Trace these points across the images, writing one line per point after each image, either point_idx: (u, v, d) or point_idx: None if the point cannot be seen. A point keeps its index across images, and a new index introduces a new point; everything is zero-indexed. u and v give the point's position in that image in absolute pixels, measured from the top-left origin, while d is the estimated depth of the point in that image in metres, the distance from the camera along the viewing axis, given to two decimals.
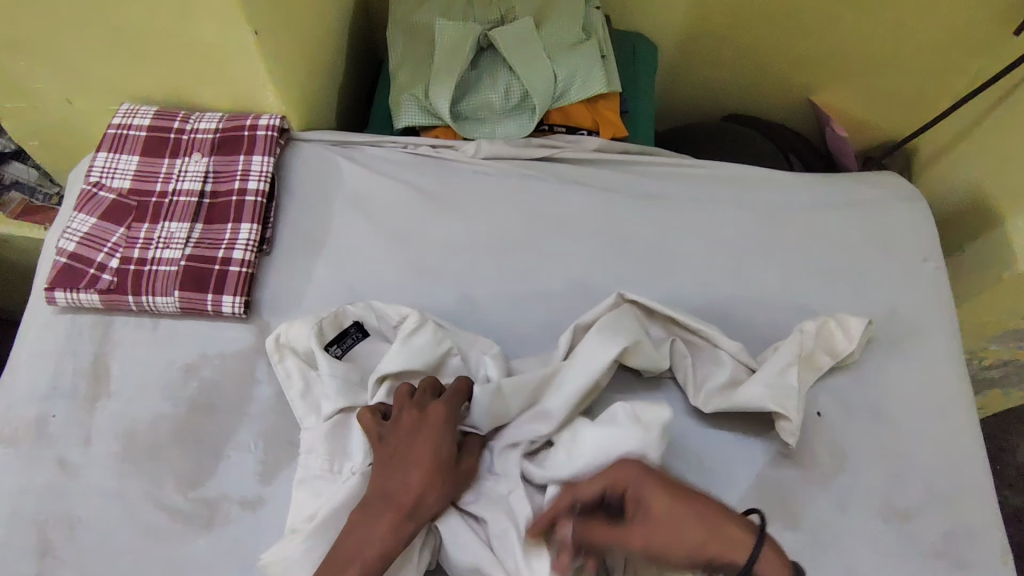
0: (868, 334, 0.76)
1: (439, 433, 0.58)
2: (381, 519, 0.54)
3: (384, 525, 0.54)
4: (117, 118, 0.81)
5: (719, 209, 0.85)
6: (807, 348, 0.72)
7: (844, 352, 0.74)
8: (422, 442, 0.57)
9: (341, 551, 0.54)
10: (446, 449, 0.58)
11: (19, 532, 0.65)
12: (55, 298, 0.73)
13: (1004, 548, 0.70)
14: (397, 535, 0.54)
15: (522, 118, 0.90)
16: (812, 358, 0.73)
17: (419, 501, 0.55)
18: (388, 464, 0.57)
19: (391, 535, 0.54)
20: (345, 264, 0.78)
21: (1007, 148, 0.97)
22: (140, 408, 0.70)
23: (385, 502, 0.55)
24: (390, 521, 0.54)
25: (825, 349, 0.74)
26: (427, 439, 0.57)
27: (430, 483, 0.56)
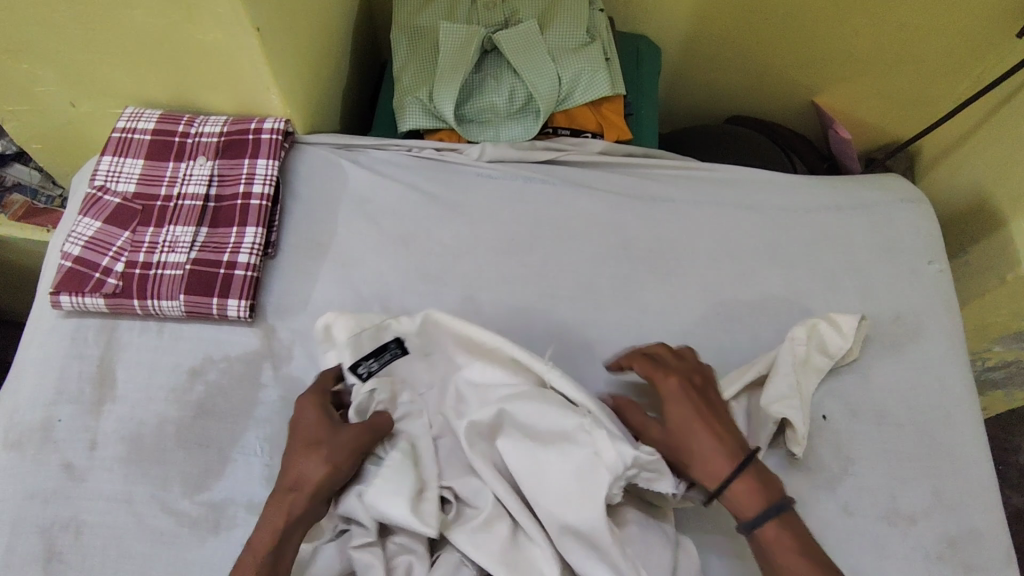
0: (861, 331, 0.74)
1: (311, 401, 0.63)
2: (279, 494, 0.58)
3: (272, 505, 0.57)
4: (122, 122, 0.81)
5: (723, 212, 0.85)
6: (802, 355, 0.71)
7: (837, 352, 0.73)
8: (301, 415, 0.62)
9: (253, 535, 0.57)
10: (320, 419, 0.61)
11: (25, 537, 0.64)
12: (60, 302, 0.73)
13: (1010, 550, 0.70)
14: (284, 503, 0.57)
15: (526, 121, 0.91)
16: (808, 365, 0.72)
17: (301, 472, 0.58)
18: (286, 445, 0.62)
19: (279, 504, 0.57)
20: (350, 267, 0.78)
21: (1011, 151, 0.97)
22: (146, 412, 0.70)
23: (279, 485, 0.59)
24: (276, 499, 0.58)
25: (819, 351, 0.73)
26: (303, 412, 0.62)
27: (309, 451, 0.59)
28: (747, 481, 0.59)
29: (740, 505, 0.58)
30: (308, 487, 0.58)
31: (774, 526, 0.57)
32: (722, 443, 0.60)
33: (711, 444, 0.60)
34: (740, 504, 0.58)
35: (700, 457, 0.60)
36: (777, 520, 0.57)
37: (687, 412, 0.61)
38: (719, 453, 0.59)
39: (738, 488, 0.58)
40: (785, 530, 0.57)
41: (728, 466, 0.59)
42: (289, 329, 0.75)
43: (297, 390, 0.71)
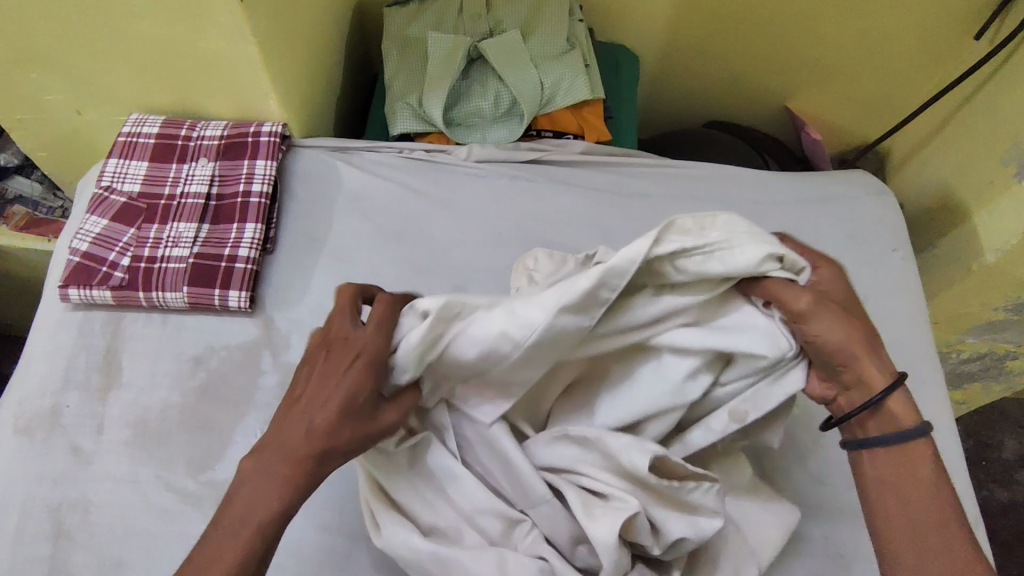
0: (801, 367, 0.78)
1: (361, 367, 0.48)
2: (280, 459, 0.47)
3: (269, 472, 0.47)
4: (127, 127, 0.85)
5: (699, 206, 0.90)
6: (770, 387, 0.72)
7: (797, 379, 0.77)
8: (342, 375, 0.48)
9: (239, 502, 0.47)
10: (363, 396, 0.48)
11: (34, 517, 0.67)
12: (68, 295, 0.77)
13: (975, 517, 0.74)
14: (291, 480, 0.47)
15: (512, 124, 0.96)
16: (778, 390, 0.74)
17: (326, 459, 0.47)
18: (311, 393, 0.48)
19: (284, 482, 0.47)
20: (345, 261, 0.82)
21: (973, 147, 1.03)
22: (151, 398, 0.73)
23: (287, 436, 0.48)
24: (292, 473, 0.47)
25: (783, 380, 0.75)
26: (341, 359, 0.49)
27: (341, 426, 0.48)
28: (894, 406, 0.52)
29: (870, 425, 0.53)
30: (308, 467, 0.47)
31: (893, 454, 0.52)
32: (871, 363, 0.51)
33: (853, 362, 0.51)
34: (893, 421, 0.52)
35: (851, 373, 0.52)
36: (905, 448, 0.52)
37: (834, 318, 0.50)
38: (871, 373, 0.51)
39: (886, 407, 0.52)
40: (918, 462, 0.51)
41: (876, 388, 0.51)
42: (287, 320, 0.78)
43: None
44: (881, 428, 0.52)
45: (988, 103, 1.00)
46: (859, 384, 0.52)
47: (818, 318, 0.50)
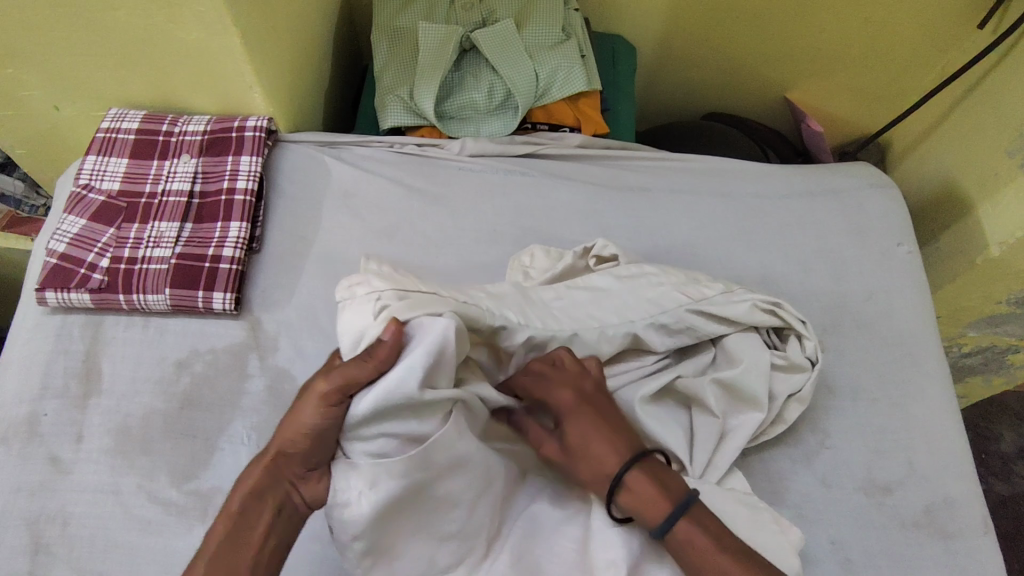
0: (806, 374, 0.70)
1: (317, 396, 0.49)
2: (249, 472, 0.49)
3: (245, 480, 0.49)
4: (106, 122, 0.82)
5: (699, 200, 0.88)
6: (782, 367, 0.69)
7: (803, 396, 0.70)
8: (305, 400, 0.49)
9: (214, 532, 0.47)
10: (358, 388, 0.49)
11: (11, 530, 0.65)
12: (45, 298, 0.74)
13: (985, 518, 0.72)
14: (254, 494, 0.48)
15: (506, 116, 0.93)
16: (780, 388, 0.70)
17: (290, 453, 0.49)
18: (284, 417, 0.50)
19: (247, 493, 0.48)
20: (334, 259, 0.80)
21: (976, 137, 1.00)
22: (133, 405, 0.70)
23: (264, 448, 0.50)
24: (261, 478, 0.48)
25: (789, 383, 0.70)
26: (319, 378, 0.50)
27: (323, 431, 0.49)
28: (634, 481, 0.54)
29: (644, 508, 0.54)
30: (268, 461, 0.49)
31: (683, 526, 0.52)
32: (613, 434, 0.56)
33: (606, 451, 0.55)
34: (644, 510, 0.54)
35: (593, 474, 0.56)
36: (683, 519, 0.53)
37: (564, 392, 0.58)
38: (610, 454, 0.55)
39: (638, 483, 0.54)
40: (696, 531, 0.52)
41: (615, 464, 0.55)
42: (274, 321, 0.75)
43: (284, 380, 0.72)
44: (648, 515, 0.53)
45: (992, 94, 0.98)
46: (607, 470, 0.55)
47: (599, 403, 0.58)
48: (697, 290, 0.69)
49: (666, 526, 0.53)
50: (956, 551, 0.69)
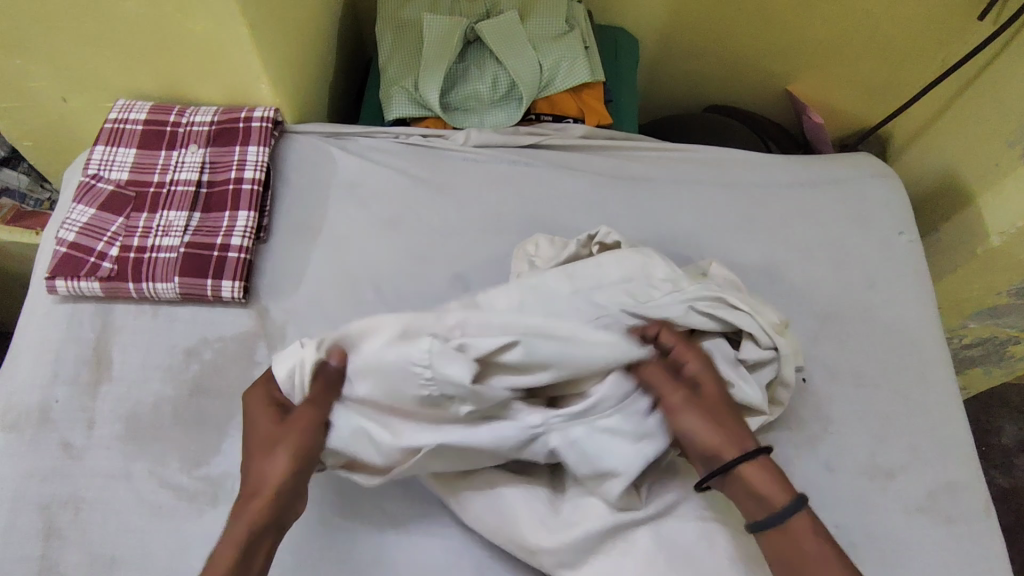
0: (785, 372, 0.68)
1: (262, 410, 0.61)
2: (250, 499, 0.57)
3: (246, 510, 0.56)
4: (113, 114, 0.83)
5: (703, 190, 0.88)
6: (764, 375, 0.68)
7: (783, 394, 0.69)
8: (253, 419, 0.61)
9: (222, 545, 0.55)
10: (273, 419, 0.60)
11: (23, 516, 0.65)
12: (56, 287, 0.74)
13: (987, 502, 0.73)
14: (258, 515, 0.56)
15: (510, 108, 0.94)
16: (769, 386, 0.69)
17: (263, 476, 0.57)
18: (254, 448, 0.59)
19: (254, 514, 0.56)
20: (340, 248, 0.80)
21: (977, 128, 1.01)
22: (143, 392, 0.71)
23: (256, 479, 0.58)
24: (243, 506, 0.56)
25: (777, 383, 0.69)
26: (256, 410, 0.62)
27: (266, 456, 0.58)
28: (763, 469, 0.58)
29: (768, 491, 0.57)
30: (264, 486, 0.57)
31: (803, 519, 0.56)
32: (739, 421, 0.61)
33: (715, 437, 0.59)
34: (769, 493, 0.57)
35: (726, 439, 0.59)
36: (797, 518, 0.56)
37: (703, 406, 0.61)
38: (741, 436, 0.60)
39: (772, 470, 0.58)
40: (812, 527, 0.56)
41: (749, 446, 0.59)
42: (282, 309, 0.76)
43: None
44: (773, 498, 0.57)
45: (993, 85, 0.98)
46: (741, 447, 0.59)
47: (703, 384, 0.62)
48: (646, 293, 0.68)
49: (793, 505, 0.56)
50: (958, 535, 0.70)
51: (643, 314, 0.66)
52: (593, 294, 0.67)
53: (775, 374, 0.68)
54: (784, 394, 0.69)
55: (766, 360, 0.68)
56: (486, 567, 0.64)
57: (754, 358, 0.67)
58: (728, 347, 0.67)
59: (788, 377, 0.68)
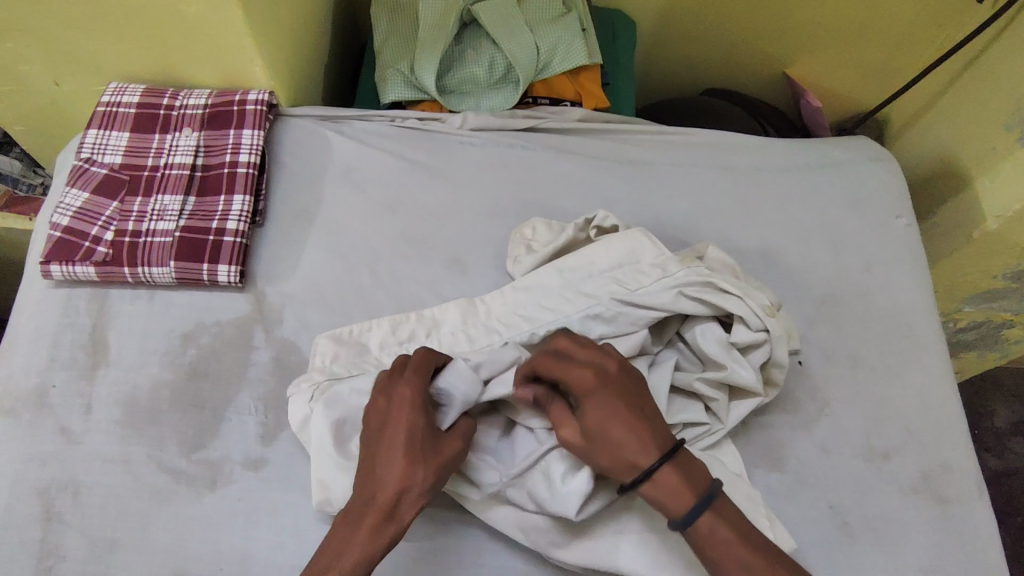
0: (779, 354, 0.67)
1: (402, 415, 0.56)
2: (367, 512, 0.53)
3: (365, 526, 0.53)
4: (106, 97, 0.82)
5: (700, 173, 0.88)
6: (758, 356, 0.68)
7: (779, 375, 0.69)
8: (398, 421, 0.56)
9: (330, 545, 0.53)
10: (426, 432, 0.56)
11: (22, 499, 0.65)
12: (51, 271, 0.74)
13: (980, 484, 0.73)
14: (379, 528, 0.53)
15: (507, 90, 0.93)
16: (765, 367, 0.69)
17: (399, 497, 0.53)
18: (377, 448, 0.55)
19: (373, 529, 0.52)
20: (337, 232, 0.80)
21: (975, 112, 1.01)
22: (140, 376, 0.71)
23: (372, 487, 0.54)
24: (370, 525, 0.53)
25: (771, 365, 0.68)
26: (407, 413, 0.56)
27: (414, 482, 0.53)
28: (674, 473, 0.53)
29: (667, 500, 0.53)
30: (389, 497, 0.53)
31: (704, 518, 0.53)
32: (641, 435, 0.54)
33: (622, 449, 0.54)
34: (669, 502, 0.53)
35: (613, 459, 0.54)
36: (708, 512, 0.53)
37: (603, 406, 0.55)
38: (641, 451, 0.54)
39: (671, 481, 0.53)
40: (719, 523, 0.53)
41: (642, 463, 0.53)
42: (278, 294, 0.76)
43: (289, 351, 0.73)
44: (670, 505, 0.53)
45: (992, 68, 0.98)
46: (633, 461, 0.54)
47: (591, 406, 0.55)
48: (636, 280, 0.70)
49: (687, 519, 0.52)
50: (951, 515, 0.71)
51: (636, 301, 0.68)
52: (582, 285, 0.71)
53: (768, 356, 0.68)
54: (779, 375, 0.69)
55: (759, 343, 0.67)
56: (483, 548, 0.65)
57: (745, 342, 0.66)
58: (720, 329, 0.69)
59: (781, 359, 0.68)
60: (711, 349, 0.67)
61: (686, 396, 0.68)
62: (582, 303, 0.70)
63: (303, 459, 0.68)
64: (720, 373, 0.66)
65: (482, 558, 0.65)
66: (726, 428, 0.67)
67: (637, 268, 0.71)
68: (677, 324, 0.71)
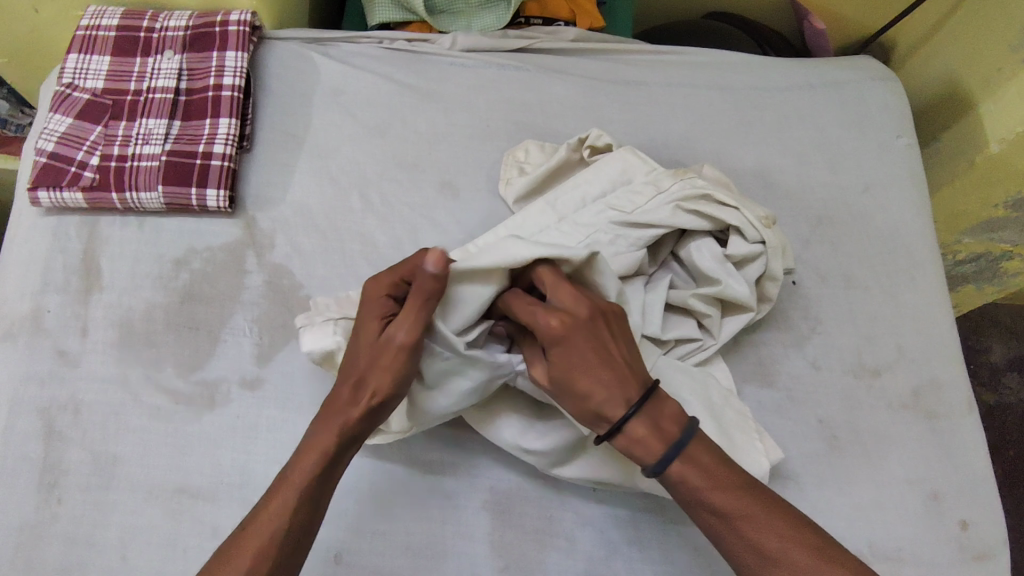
0: (773, 266, 0.68)
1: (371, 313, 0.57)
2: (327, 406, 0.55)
3: (325, 423, 0.54)
4: (85, 20, 0.79)
5: (697, 94, 0.86)
6: (755, 270, 0.68)
7: (773, 290, 0.70)
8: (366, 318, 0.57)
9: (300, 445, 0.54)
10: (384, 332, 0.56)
11: (24, 419, 0.66)
12: (38, 197, 0.73)
13: (969, 399, 0.74)
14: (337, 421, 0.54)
15: (498, 10, 0.90)
16: (761, 281, 0.69)
17: (360, 391, 0.55)
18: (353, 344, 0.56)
19: (333, 422, 0.54)
20: (326, 157, 0.79)
21: (984, 31, 0.97)
22: (134, 300, 0.71)
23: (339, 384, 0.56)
24: (328, 416, 0.54)
25: (767, 279, 0.69)
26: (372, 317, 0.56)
27: (369, 372, 0.55)
28: (643, 417, 0.53)
29: (638, 452, 0.53)
30: (357, 398, 0.55)
31: (679, 464, 0.53)
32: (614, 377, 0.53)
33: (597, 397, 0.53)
34: (641, 450, 0.53)
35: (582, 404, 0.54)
36: (680, 459, 0.53)
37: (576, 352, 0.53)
38: (610, 400, 0.53)
39: (641, 431, 0.53)
40: (690, 469, 0.52)
41: (614, 415, 0.53)
42: (269, 219, 0.75)
43: (282, 276, 0.73)
44: (642, 454, 0.53)
45: None
46: (603, 411, 0.53)
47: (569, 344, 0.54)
48: (630, 201, 0.69)
49: (661, 465, 0.53)
50: (939, 429, 0.72)
51: (634, 222, 0.67)
52: (577, 217, 0.70)
53: (764, 269, 0.68)
54: (773, 291, 0.70)
55: (754, 256, 0.68)
56: (477, 461, 0.66)
57: (741, 254, 0.67)
58: (715, 243, 0.68)
59: (776, 272, 0.68)
60: (705, 265, 0.67)
61: (680, 313, 0.69)
62: (581, 234, 0.68)
63: (299, 378, 0.68)
64: (714, 288, 0.66)
65: (475, 471, 0.66)
66: (718, 343, 0.68)
67: (631, 189, 0.70)
68: (672, 243, 0.71)
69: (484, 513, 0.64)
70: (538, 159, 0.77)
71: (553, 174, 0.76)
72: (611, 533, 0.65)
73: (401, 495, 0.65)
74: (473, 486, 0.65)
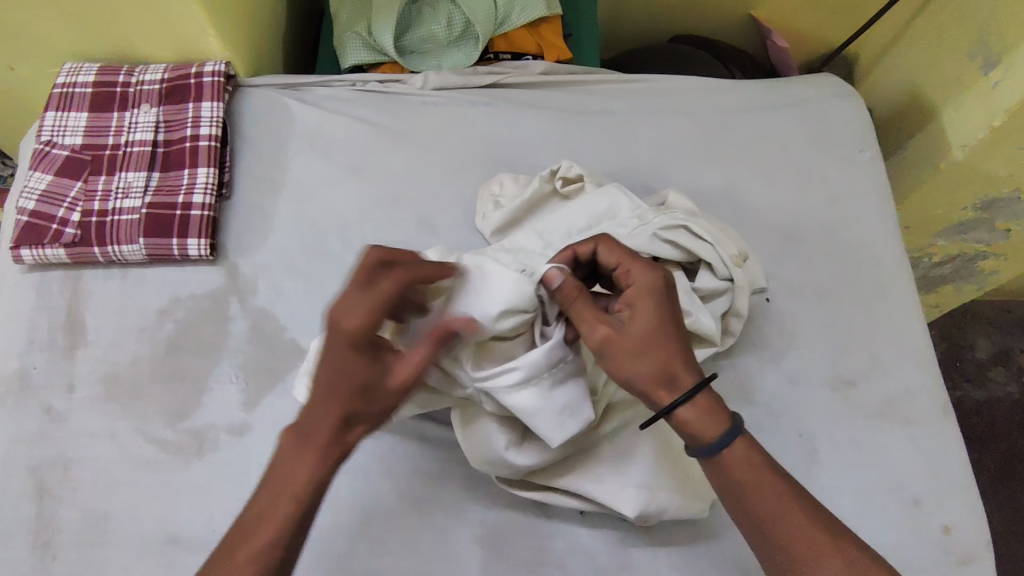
0: (740, 301, 0.71)
1: (340, 350, 0.53)
2: (308, 448, 0.52)
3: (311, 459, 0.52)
4: (61, 77, 0.80)
5: (664, 119, 0.88)
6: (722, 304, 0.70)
7: (738, 323, 0.72)
8: (328, 361, 0.53)
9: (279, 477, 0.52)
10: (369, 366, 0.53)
11: (15, 479, 0.67)
12: (21, 256, 0.74)
13: (945, 403, 0.76)
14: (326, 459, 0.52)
15: (468, 47, 0.93)
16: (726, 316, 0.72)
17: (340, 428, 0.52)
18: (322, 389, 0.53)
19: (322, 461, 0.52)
20: (304, 200, 0.80)
21: (939, 43, 1.01)
22: (120, 352, 0.72)
23: (312, 429, 0.52)
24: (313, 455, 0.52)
25: (733, 313, 0.71)
26: (352, 354, 0.53)
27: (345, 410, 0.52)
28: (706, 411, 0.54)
29: (697, 429, 0.54)
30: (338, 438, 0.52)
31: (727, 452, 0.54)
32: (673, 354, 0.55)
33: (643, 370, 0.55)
34: (698, 431, 0.54)
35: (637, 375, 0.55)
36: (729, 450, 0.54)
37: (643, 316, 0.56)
38: (656, 379, 0.54)
39: (689, 416, 0.54)
40: (737, 455, 0.54)
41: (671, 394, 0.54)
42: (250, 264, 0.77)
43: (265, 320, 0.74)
44: (692, 437, 0.54)
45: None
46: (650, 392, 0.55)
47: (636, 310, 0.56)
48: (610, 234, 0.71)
49: (706, 451, 0.54)
50: (917, 435, 0.73)
51: None
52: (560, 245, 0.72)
53: (728, 305, 0.70)
54: (738, 324, 0.72)
55: (722, 292, 0.70)
56: (466, 494, 0.67)
57: (709, 288, 0.69)
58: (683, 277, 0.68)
59: (741, 307, 0.71)
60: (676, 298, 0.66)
61: None
62: None
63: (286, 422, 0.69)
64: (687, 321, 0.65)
65: (465, 503, 0.67)
66: None
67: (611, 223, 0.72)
68: None
69: (475, 546, 0.65)
70: (512, 189, 0.79)
71: (528, 205, 0.78)
72: (602, 557, 0.66)
73: (392, 533, 0.65)
74: (463, 519, 0.66)
